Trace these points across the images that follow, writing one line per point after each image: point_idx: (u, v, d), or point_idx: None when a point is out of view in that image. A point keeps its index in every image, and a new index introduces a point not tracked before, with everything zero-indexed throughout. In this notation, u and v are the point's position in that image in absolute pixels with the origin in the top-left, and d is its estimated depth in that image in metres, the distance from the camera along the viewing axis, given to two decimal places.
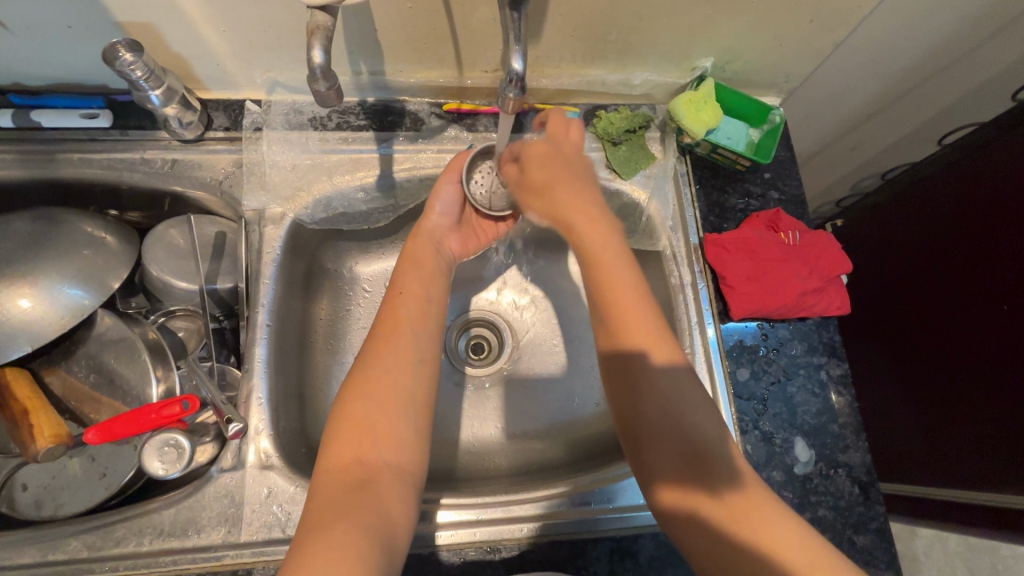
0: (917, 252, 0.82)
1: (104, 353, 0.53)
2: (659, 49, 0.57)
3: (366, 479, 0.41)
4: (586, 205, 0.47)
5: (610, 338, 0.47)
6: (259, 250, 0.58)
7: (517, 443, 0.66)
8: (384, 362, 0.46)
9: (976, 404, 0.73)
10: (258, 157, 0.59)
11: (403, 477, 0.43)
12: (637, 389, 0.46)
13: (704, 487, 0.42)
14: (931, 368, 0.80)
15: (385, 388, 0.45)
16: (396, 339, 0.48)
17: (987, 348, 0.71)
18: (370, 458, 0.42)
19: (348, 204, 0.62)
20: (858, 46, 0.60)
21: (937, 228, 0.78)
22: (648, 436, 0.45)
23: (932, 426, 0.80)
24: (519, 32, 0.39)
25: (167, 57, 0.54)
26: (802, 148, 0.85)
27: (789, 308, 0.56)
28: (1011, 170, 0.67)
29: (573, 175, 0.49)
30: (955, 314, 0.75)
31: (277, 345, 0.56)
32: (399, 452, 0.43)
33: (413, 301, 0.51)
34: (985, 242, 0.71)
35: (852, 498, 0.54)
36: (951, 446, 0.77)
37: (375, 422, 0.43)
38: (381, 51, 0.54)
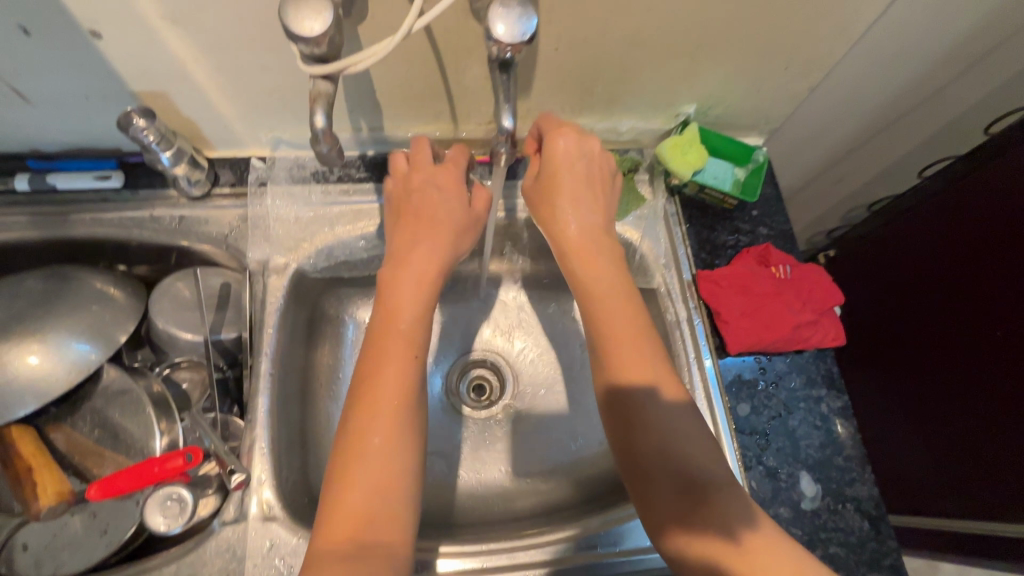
0: (926, 277, 0.80)
1: (109, 408, 0.53)
2: (643, 98, 0.61)
3: (362, 556, 0.37)
4: (590, 236, 0.52)
5: (630, 370, 0.46)
6: (263, 300, 0.59)
7: (523, 486, 0.66)
8: (374, 409, 0.42)
9: (994, 433, 0.71)
10: (262, 211, 0.61)
11: (399, 555, 0.39)
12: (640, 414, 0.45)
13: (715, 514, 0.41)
14: (947, 396, 0.77)
15: (375, 455, 0.41)
16: (382, 391, 0.44)
17: (1004, 374, 0.69)
18: (368, 539, 0.38)
19: (350, 252, 0.64)
20: (832, 89, 0.63)
21: (946, 251, 0.76)
22: (647, 449, 0.44)
23: (940, 454, 0.79)
24: (508, 91, 0.42)
25: (178, 122, 0.57)
26: (788, 183, 0.88)
27: (784, 341, 0.57)
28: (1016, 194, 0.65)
29: (577, 206, 0.52)
30: (966, 341, 0.74)
31: (280, 394, 0.57)
32: (395, 526, 0.39)
33: (407, 326, 0.47)
34: (993, 266, 0.69)
35: (863, 534, 0.53)
36: (957, 473, 0.76)
37: (375, 497, 0.40)
38: (380, 108, 0.57)
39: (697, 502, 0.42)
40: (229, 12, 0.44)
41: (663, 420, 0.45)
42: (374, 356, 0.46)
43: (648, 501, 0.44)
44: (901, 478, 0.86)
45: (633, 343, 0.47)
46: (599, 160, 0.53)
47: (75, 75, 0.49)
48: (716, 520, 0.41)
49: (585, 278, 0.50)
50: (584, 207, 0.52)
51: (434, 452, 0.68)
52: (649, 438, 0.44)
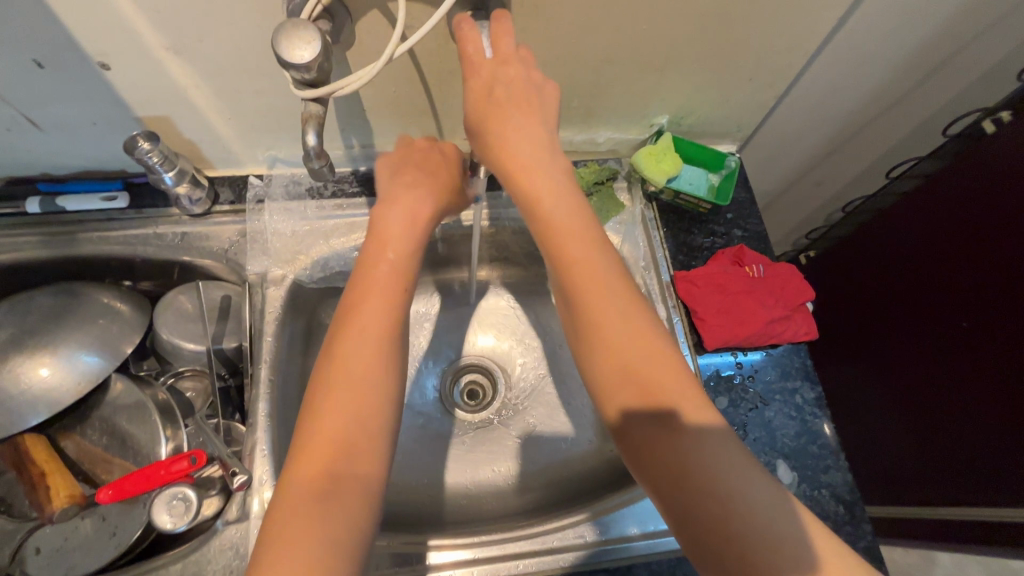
0: (907, 271, 0.82)
1: (116, 416, 0.56)
2: (618, 111, 0.64)
3: (331, 490, 0.40)
4: (537, 163, 0.45)
5: (614, 330, 0.42)
6: (262, 310, 0.62)
7: (515, 485, 0.69)
8: (353, 391, 0.45)
9: (979, 425, 0.73)
10: (260, 226, 0.64)
11: (372, 489, 0.42)
12: (622, 375, 0.42)
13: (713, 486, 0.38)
14: (934, 388, 0.80)
15: (349, 398, 0.44)
16: (358, 353, 0.46)
17: (989, 367, 0.71)
18: (340, 468, 0.41)
19: (344, 262, 0.66)
20: (796, 97, 0.67)
21: (926, 243, 0.78)
22: (633, 407, 0.41)
23: (925, 443, 0.82)
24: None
25: (180, 143, 0.60)
26: (766, 188, 0.92)
27: (758, 336, 0.60)
28: (994, 193, 0.68)
29: (525, 136, 0.45)
30: (952, 334, 0.76)
31: (279, 399, 0.59)
32: (371, 464, 0.43)
33: (388, 269, 0.50)
34: (975, 262, 0.72)
35: (838, 518, 0.55)
36: (943, 461, 0.79)
37: (354, 436, 0.43)
38: (370, 126, 0.61)
39: (672, 464, 0.39)
40: (228, 42, 0.47)
41: (645, 375, 0.41)
42: (348, 313, 0.48)
43: (638, 462, 0.41)
44: (891, 472, 0.89)
45: (603, 294, 0.43)
46: (521, 70, 0.44)
47: (84, 103, 0.52)
48: (705, 475, 0.38)
49: (546, 221, 0.45)
50: (520, 135, 0.45)
51: (429, 454, 0.71)
52: (637, 402, 0.41)
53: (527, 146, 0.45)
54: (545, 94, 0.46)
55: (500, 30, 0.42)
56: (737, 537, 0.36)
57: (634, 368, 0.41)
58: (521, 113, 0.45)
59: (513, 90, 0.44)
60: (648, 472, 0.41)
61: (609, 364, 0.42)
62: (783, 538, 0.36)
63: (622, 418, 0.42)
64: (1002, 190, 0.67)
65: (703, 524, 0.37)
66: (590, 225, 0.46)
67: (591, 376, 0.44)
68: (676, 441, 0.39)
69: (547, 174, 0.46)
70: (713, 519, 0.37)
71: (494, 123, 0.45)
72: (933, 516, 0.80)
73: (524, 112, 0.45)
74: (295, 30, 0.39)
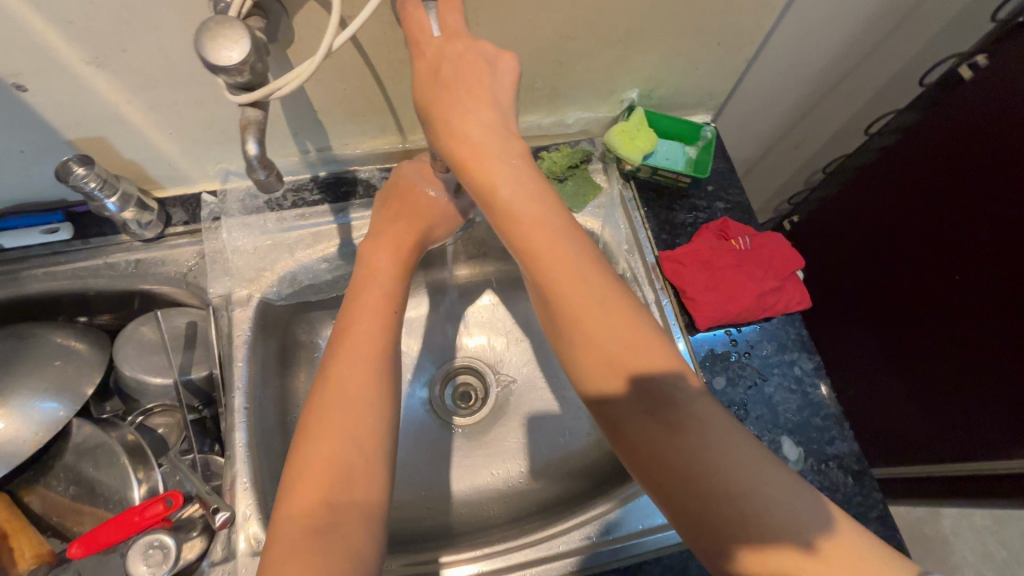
0: (892, 233, 0.82)
1: (82, 463, 0.52)
2: (585, 89, 0.61)
3: (332, 520, 0.39)
4: (495, 147, 0.42)
5: (591, 322, 0.40)
6: (229, 334, 0.58)
7: (516, 488, 0.66)
8: (349, 416, 0.43)
9: (983, 378, 0.73)
10: (220, 246, 0.60)
11: (374, 516, 0.40)
12: (606, 371, 0.39)
13: (722, 482, 0.35)
14: (932, 344, 0.79)
15: (342, 421, 0.43)
16: (349, 377, 0.45)
17: (988, 319, 0.71)
18: (339, 498, 0.40)
19: (313, 275, 0.63)
20: (768, 57, 0.64)
21: (911, 203, 0.78)
22: (620, 401, 0.39)
23: (930, 403, 0.81)
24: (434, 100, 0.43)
25: (122, 164, 0.56)
26: (745, 155, 0.89)
27: (751, 311, 0.58)
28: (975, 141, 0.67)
29: (479, 119, 0.42)
30: (943, 288, 0.75)
31: (256, 427, 0.56)
32: (369, 488, 0.41)
33: (376, 294, 0.51)
34: (960, 215, 0.71)
35: (848, 489, 0.54)
36: (950, 415, 0.78)
37: (352, 461, 0.41)
38: (324, 128, 0.57)
39: (675, 461, 0.37)
40: (156, 51, 0.44)
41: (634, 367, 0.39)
42: (338, 338, 0.48)
43: (637, 465, 0.39)
44: (898, 434, 0.88)
45: (578, 286, 0.41)
46: (469, 49, 0.40)
47: (6, 130, 0.48)
48: (716, 469, 0.36)
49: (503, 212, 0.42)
50: (473, 120, 0.41)
51: (424, 465, 0.68)
52: (626, 399, 0.39)
53: (481, 129, 0.42)
54: (499, 69, 0.42)
55: (451, 15, 0.40)
56: (751, 536, 0.34)
57: (620, 360, 0.39)
58: (470, 96, 0.41)
59: (461, 70, 0.41)
60: (641, 473, 0.39)
61: (589, 358, 0.40)
62: (805, 528, 0.34)
63: (616, 417, 0.39)
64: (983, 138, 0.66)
65: (712, 524, 0.35)
66: (560, 211, 0.43)
67: (576, 375, 0.41)
68: (673, 435, 0.37)
69: (507, 161, 0.42)
70: (719, 520, 0.35)
71: (442, 110, 0.41)
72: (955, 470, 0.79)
73: (474, 95, 0.41)
74: (219, 28, 0.35)
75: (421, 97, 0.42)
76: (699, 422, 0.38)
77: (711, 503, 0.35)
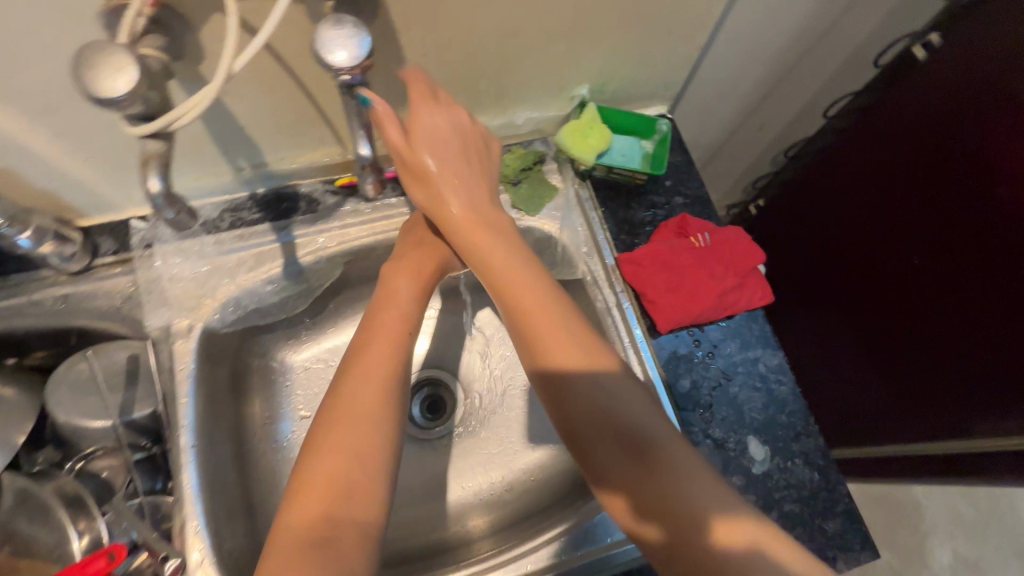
0: (856, 216, 0.82)
1: (15, 520, 0.48)
2: (532, 87, 0.58)
3: (329, 534, 0.38)
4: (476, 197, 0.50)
5: (553, 342, 0.45)
6: (171, 368, 0.55)
7: (487, 501, 0.65)
8: (355, 426, 0.43)
9: (939, 359, 0.74)
10: (154, 275, 0.56)
11: (371, 535, 0.40)
12: (570, 388, 0.44)
13: (673, 499, 0.40)
14: (897, 327, 0.79)
15: (350, 437, 0.42)
16: (358, 389, 0.45)
17: (943, 302, 0.71)
18: (338, 512, 0.39)
19: (259, 299, 0.60)
20: (721, 45, 0.62)
21: (875, 184, 0.78)
22: (580, 416, 0.44)
23: (895, 386, 0.82)
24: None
25: (36, 195, 0.51)
26: (707, 142, 0.87)
27: (712, 310, 0.57)
28: (935, 119, 0.68)
29: (463, 170, 0.50)
30: (904, 271, 0.76)
31: (207, 464, 0.53)
32: (369, 504, 0.41)
33: (393, 310, 0.51)
34: (920, 197, 0.72)
35: (815, 485, 0.54)
36: (914, 398, 0.79)
37: (352, 475, 0.41)
38: (255, 143, 0.54)
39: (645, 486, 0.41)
40: (49, 74, 0.39)
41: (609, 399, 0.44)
42: (351, 357, 0.48)
43: (595, 474, 0.44)
44: (860, 418, 0.89)
45: (542, 311, 0.46)
46: (457, 116, 0.49)
47: None
48: (669, 489, 0.40)
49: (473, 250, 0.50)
50: (457, 173, 0.49)
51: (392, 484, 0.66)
52: (583, 413, 0.44)
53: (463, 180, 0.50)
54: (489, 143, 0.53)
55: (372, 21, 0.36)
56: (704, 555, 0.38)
57: (578, 379, 0.44)
58: (458, 150, 0.49)
59: (446, 131, 0.48)
60: (606, 493, 0.43)
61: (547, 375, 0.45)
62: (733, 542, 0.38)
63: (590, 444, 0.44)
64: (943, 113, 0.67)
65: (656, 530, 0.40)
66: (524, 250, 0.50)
67: (543, 396, 0.46)
68: (628, 451, 0.42)
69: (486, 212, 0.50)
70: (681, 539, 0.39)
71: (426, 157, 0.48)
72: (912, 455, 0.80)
73: (460, 150, 0.50)
74: (99, 53, 0.31)
75: (401, 142, 0.47)
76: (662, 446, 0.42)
77: (665, 518, 0.39)
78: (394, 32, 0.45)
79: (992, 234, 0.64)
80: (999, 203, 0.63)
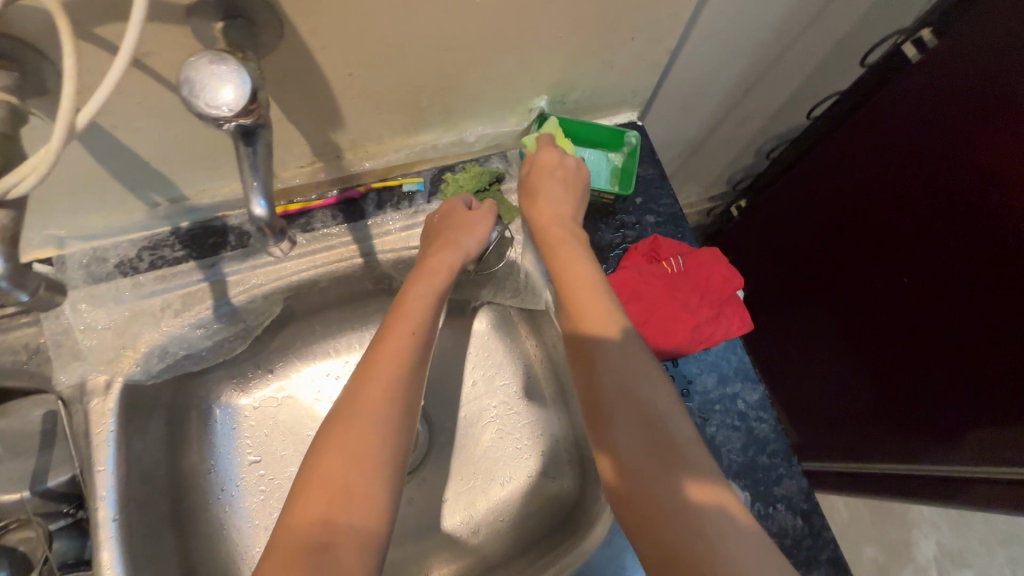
0: (841, 223, 0.78)
1: None
2: (483, 102, 0.52)
3: (327, 541, 0.36)
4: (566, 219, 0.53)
5: (597, 324, 0.46)
6: (87, 430, 0.49)
7: (454, 547, 0.60)
8: (364, 420, 0.40)
9: (940, 371, 0.70)
10: (64, 324, 0.51)
11: (371, 543, 0.37)
12: (607, 375, 0.44)
13: (701, 512, 0.38)
14: (893, 339, 0.75)
15: (363, 434, 0.40)
16: (373, 386, 0.42)
17: (940, 312, 0.67)
18: (339, 516, 0.37)
19: (188, 345, 0.54)
20: (692, 49, 0.56)
21: (856, 188, 0.74)
22: (610, 393, 0.43)
23: (893, 400, 0.78)
24: (259, 168, 0.34)
25: None
26: (682, 143, 0.82)
27: (686, 345, 0.52)
28: (913, 122, 0.64)
29: (564, 195, 0.53)
30: (896, 280, 0.72)
31: (132, 537, 0.48)
32: (373, 508, 0.38)
33: (418, 308, 0.48)
34: (904, 202, 0.67)
35: (797, 532, 0.50)
36: (913, 411, 0.75)
37: (356, 476, 0.38)
38: (164, 174, 0.47)
39: (653, 496, 0.39)
40: None
41: (640, 392, 0.43)
42: (371, 345, 0.45)
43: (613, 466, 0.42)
44: (855, 432, 0.85)
45: (595, 301, 0.47)
46: (577, 163, 0.54)
47: None
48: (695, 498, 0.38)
49: (550, 254, 0.52)
50: (558, 192, 0.53)
51: None
52: (615, 394, 0.43)
53: (561, 201, 0.53)
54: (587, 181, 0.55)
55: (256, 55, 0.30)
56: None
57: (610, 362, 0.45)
58: (567, 181, 0.53)
59: (560, 168, 0.53)
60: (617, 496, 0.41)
61: (585, 362, 0.46)
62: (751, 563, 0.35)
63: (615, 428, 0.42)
64: (923, 117, 0.62)
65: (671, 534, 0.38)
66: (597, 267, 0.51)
67: (581, 378, 0.46)
68: (655, 449, 0.41)
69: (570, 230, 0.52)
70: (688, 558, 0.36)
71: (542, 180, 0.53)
72: (910, 472, 0.76)
73: (570, 185, 0.53)
74: None
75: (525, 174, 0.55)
76: (687, 457, 0.40)
77: (685, 525, 0.37)
78: (308, 54, 0.39)
79: (984, 231, 0.60)
80: (991, 209, 0.59)
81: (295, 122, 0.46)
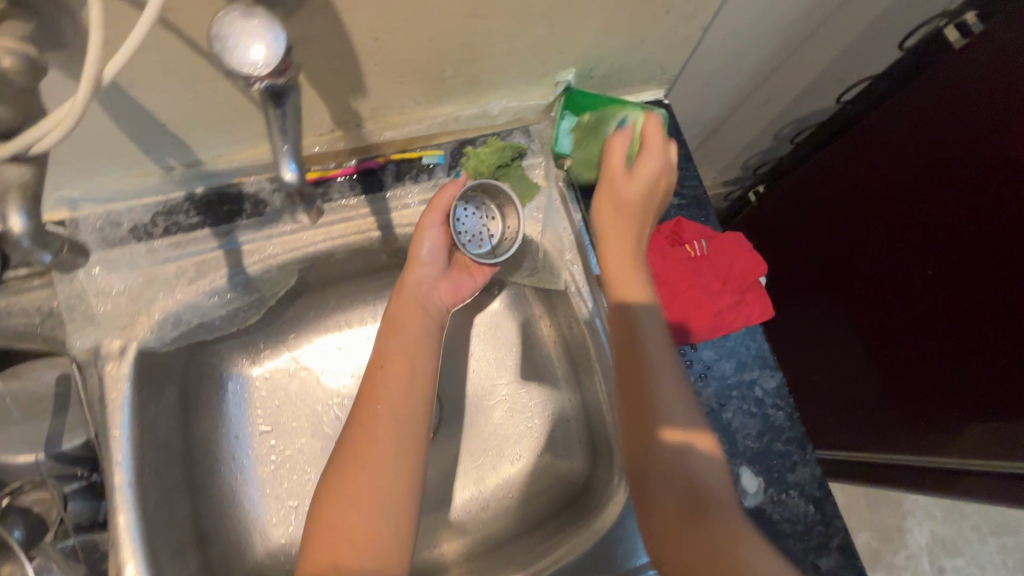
0: (863, 212, 0.76)
1: None
2: (509, 74, 0.51)
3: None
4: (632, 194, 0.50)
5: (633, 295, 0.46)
6: (100, 395, 0.49)
7: (464, 521, 0.61)
8: (356, 460, 0.42)
9: (953, 365, 0.69)
10: (78, 288, 0.50)
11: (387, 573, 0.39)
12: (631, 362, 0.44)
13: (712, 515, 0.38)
14: (906, 331, 0.75)
15: (360, 475, 0.41)
16: (368, 421, 0.44)
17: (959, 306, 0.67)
18: (346, 555, 0.38)
19: (203, 313, 0.53)
20: (726, 26, 0.54)
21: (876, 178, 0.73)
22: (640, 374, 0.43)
23: (899, 393, 0.78)
24: (288, 131, 0.33)
25: None
26: (705, 124, 0.80)
27: (706, 330, 0.52)
28: (946, 110, 0.62)
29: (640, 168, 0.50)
30: (915, 273, 0.71)
31: (145, 503, 0.48)
32: (378, 543, 0.39)
33: (403, 336, 0.49)
34: (932, 194, 0.66)
35: (809, 519, 0.50)
36: (922, 404, 0.75)
37: (357, 515, 0.40)
38: (181, 137, 0.46)
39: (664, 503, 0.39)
40: None
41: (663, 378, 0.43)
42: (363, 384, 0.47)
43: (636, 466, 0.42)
44: (862, 421, 0.85)
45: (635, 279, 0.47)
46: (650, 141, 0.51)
47: None
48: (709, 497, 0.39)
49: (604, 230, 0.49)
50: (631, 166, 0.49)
51: None
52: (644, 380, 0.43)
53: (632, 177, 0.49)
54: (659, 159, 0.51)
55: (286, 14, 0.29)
56: None
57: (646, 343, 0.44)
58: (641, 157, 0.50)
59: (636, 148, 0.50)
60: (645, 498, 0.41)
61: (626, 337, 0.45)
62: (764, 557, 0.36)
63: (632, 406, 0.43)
64: (954, 106, 0.61)
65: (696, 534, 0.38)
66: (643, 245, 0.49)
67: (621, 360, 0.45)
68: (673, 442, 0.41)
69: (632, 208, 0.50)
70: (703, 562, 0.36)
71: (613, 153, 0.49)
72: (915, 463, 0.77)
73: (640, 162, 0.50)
74: None
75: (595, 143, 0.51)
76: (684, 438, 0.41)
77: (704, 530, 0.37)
78: (334, 16, 0.37)
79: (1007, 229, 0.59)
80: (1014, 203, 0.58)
81: (316, 87, 0.44)
